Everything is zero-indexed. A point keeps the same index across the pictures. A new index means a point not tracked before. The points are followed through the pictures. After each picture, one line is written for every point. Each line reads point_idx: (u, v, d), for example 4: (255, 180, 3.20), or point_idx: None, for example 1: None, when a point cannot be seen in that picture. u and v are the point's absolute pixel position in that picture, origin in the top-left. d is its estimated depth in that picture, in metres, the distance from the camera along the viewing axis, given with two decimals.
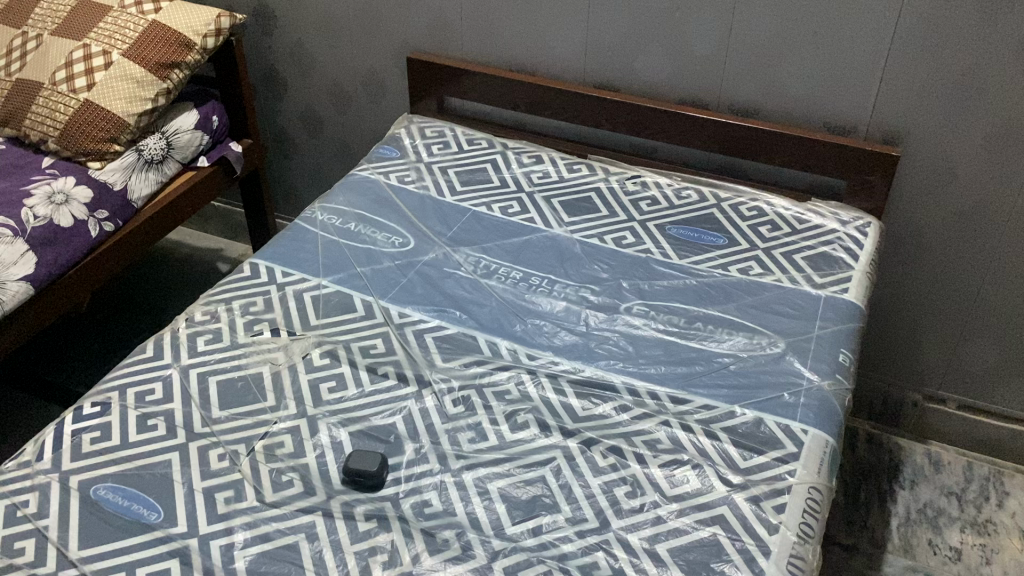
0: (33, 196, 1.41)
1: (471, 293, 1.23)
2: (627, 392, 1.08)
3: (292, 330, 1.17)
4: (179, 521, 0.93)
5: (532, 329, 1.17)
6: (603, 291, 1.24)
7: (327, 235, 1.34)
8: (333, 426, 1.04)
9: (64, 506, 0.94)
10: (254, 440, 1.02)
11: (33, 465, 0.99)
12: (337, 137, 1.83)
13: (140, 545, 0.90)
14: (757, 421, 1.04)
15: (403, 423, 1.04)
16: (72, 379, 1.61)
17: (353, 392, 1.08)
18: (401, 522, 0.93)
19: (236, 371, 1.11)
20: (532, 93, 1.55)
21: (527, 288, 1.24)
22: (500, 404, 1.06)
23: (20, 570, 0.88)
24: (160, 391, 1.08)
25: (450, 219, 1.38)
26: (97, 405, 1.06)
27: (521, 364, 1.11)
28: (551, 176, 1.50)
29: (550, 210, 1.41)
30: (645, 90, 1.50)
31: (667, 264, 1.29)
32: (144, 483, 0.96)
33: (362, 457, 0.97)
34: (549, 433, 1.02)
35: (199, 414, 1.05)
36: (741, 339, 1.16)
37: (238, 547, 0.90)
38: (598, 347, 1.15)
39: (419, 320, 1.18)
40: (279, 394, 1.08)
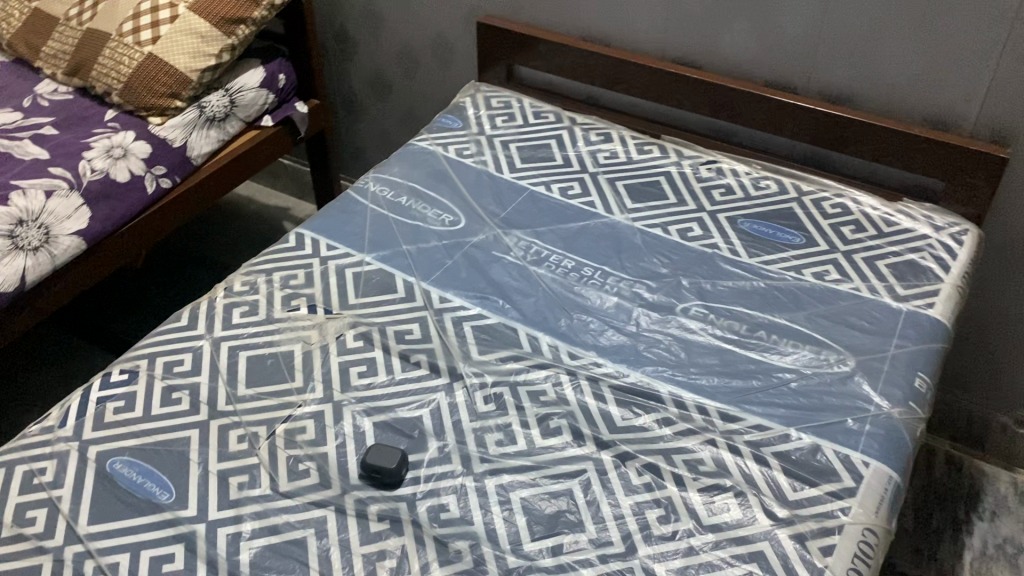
0: (92, 148, 1.40)
1: (518, 282, 1.16)
2: (673, 403, 0.99)
3: (329, 307, 1.13)
4: (190, 504, 0.90)
5: (578, 326, 1.10)
6: (660, 288, 1.15)
7: (376, 208, 1.29)
8: (358, 415, 0.99)
9: (80, 477, 0.92)
10: (275, 423, 0.99)
11: (56, 432, 0.98)
12: (405, 102, 1.77)
13: (148, 526, 0.88)
14: (813, 448, 0.94)
15: (429, 418, 0.98)
16: (132, 328, 1.62)
17: (383, 379, 1.03)
18: (415, 527, 0.88)
19: (267, 348, 1.07)
20: (606, 65, 1.45)
21: (578, 279, 1.17)
22: (534, 405, 1.00)
23: (28, 541, 0.87)
24: (189, 363, 1.05)
25: (505, 199, 1.31)
26: (125, 372, 1.04)
27: (561, 364, 1.04)
28: (619, 156, 1.40)
29: (614, 195, 1.32)
30: (728, 68, 1.39)
31: (734, 262, 1.19)
32: (160, 459, 0.94)
33: (381, 453, 0.92)
34: (582, 443, 0.95)
35: (224, 391, 1.02)
36: (807, 352, 1.06)
37: (245, 538, 0.87)
38: (647, 350, 1.07)
39: (460, 307, 1.12)
40: (308, 375, 1.04)
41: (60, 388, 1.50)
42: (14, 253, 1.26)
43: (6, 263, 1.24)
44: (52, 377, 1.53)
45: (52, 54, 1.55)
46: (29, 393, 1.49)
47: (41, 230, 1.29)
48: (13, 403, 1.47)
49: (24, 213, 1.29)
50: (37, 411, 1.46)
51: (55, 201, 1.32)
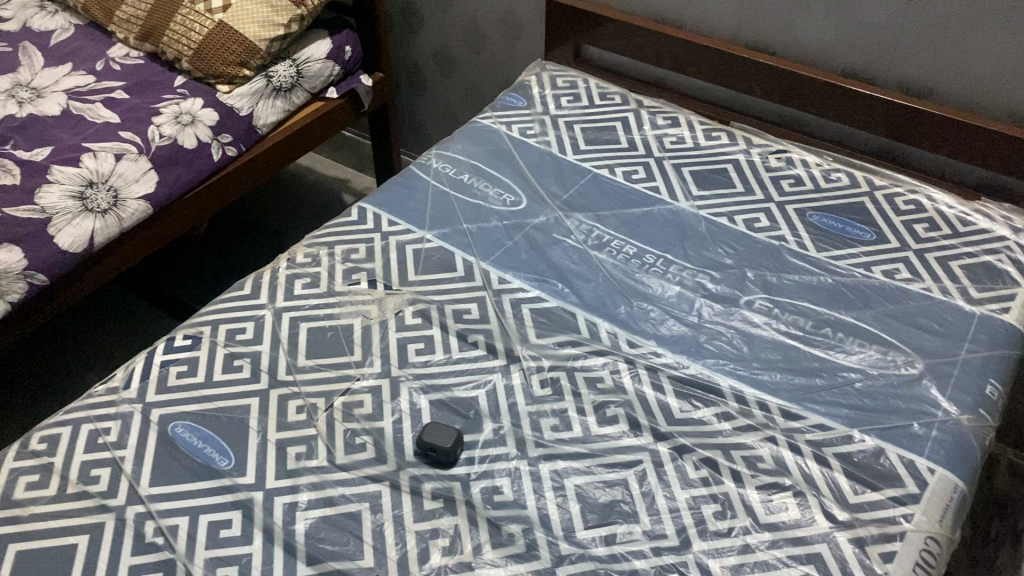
0: (161, 114, 1.42)
1: (579, 266, 1.15)
2: (733, 398, 0.98)
3: (388, 283, 1.13)
4: (248, 472, 0.91)
5: (638, 313, 1.09)
6: (724, 279, 1.13)
7: (438, 185, 1.28)
8: (415, 391, 0.99)
9: (143, 439, 0.94)
10: (333, 395, 0.99)
11: (120, 393, 0.99)
12: (469, 78, 1.76)
13: (208, 491, 0.89)
14: (877, 451, 0.92)
15: (485, 399, 0.98)
16: (194, 293, 1.65)
17: (440, 357, 1.03)
18: (468, 507, 0.88)
19: (328, 321, 1.08)
20: (677, 48, 1.42)
21: (639, 267, 1.15)
22: (591, 392, 0.99)
23: (92, 498, 0.89)
24: (251, 331, 1.06)
25: (568, 181, 1.30)
26: (189, 338, 1.06)
27: (620, 352, 1.03)
28: (686, 142, 1.38)
29: (680, 181, 1.30)
30: (805, 55, 1.35)
31: (801, 256, 1.16)
32: (221, 426, 0.96)
33: (437, 431, 0.92)
34: (639, 434, 0.94)
35: (285, 361, 1.03)
36: (873, 353, 1.03)
37: (301, 508, 0.88)
38: (708, 342, 1.05)
39: (519, 289, 1.12)
40: (366, 350, 1.04)
41: (123, 349, 1.54)
42: (84, 215, 1.28)
43: (77, 224, 1.27)
44: (117, 338, 1.56)
45: (126, 19, 1.57)
46: (94, 352, 1.53)
47: (110, 192, 1.32)
48: (79, 361, 1.52)
49: (95, 175, 1.32)
50: (101, 370, 1.50)
51: (124, 164, 1.34)
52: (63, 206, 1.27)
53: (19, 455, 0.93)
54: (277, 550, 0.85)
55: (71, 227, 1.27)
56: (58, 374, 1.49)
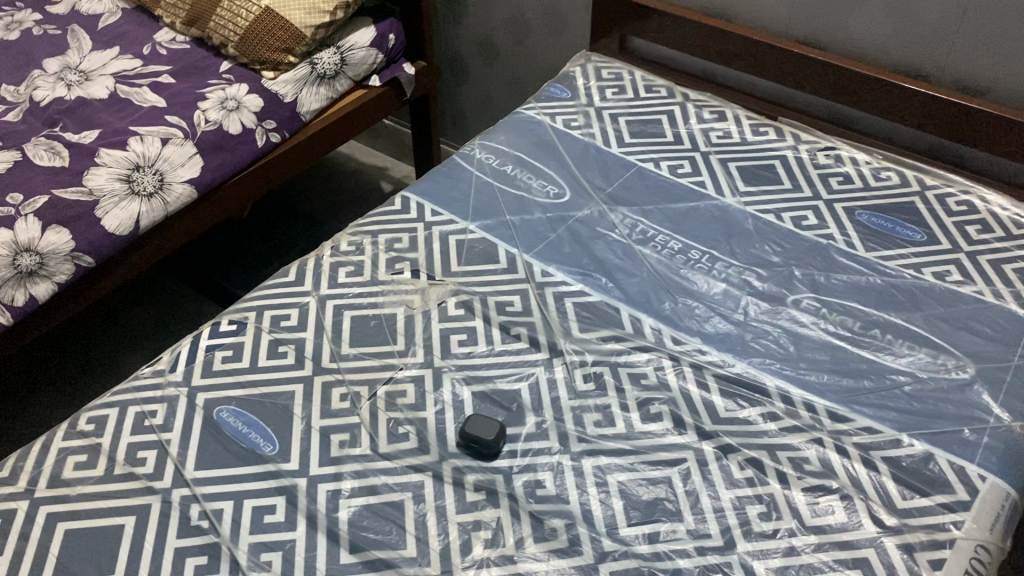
0: (207, 99, 1.43)
1: (622, 261, 1.14)
2: (779, 398, 0.97)
3: (432, 273, 1.12)
4: (293, 458, 0.92)
5: (682, 310, 1.08)
6: (771, 277, 1.12)
7: (482, 175, 1.28)
8: (458, 382, 0.99)
9: (189, 423, 0.95)
10: (377, 384, 0.99)
11: (166, 376, 1.00)
12: (512, 69, 1.75)
13: (253, 476, 0.90)
14: (926, 457, 0.91)
15: (528, 392, 0.98)
16: (235, 278, 1.66)
17: (483, 349, 1.03)
18: (510, 501, 0.88)
19: (372, 309, 1.08)
20: (726, 41, 1.40)
21: (684, 262, 1.14)
22: (635, 388, 0.98)
23: (138, 480, 0.90)
24: (295, 317, 1.07)
25: (612, 174, 1.29)
26: (234, 323, 1.06)
27: (664, 349, 1.02)
28: (732, 137, 1.36)
29: (726, 177, 1.28)
30: (858, 51, 1.33)
31: (850, 255, 1.15)
32: (265, 412, 0.96)
33: (480, 424, 0.92)
34: (683, 431, 0.94)
35: (329, 348, 1.03)
36: (923, 356, 1.01)
37: (344, 496, 0.88)
38: (754, 341, 1.04)
39: (562, 283, 1.11)
40: (409, 339, 1.04)
41: (165, 333, 1.56)
42: (131, 198, 1.30)
43: (123, 207, 1.29)
44: (159, 322, 1.58)
45: (173, 4, 1.58)
46: (137, 335, 1.55)
47: (156, 175, 1.33)
48: (121, 344, 1.53)
49: (141, 158, 1.33)
50: (142, 353, 1.51)
51: (170, 148, 1.35)
52: (110, 189, 1.28)
53: (67, 434, 0.94)
54: (321, 537, 0.85)
55: (118, 210, 1.28)
56: (101, 357, 1.51)
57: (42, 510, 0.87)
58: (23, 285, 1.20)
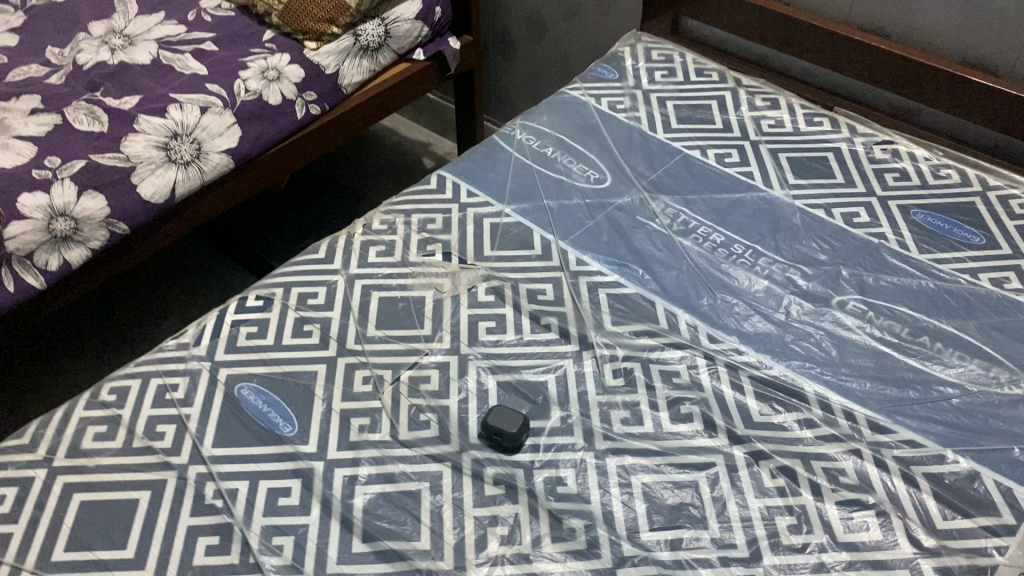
0: (248, 68, 1.41)
1: (661, 252, 1.10)
2: (818, 404, 0.93)
3: (463, 256, 1.09)
4: (311, 441, 0.90)
5: (721, 307, 1.03)
6: (816, 276, 1.07)
7: (521, 157, 1.24)
8: (483, 371, 0.96)
9: (209, 399, 0.94)
10: (401, 368, 0.97)
11: (190, 349, 0.99)
12: (559, 47, 1.71)
13: (270, 457, 0.89)
14: (971, 475, 0.86)
15: (555, 385, 0.95)
16: (271, 249, 1.65)
17: (511, 338, 1.00)
18: (530, 497, 0.85)
19: (400, 291, 1.05)
20: (783, 26, 1.34)
21: (725, 257, 1.10)
22: (666, 386, 0.94)
23: (156, 455, 0.89)
24: (323, 296, 1.05)
25: (656, 160, 1.24)
26: (261, 299, 1.05)
27: (699, 347, 0.98)
28: (785, 126, 1.30)
29: (776, 169, 1.23)
30: (923, 41, 1.26)
31: (901, 256, 1.09)
32: (287, 391, 0.95)
33: (503, 416, 0.89)
34: (714, 435, 0.90)
35: (354, 329, 1.01)
36: (974, 368, 0.96)
37: (360, 483, 0.86)
38: (795, 343, 0.99)
39: (596, 273, 1.07)
40: (436, 324, 1.02)
41: (199, 302, 1.56)
42: (167, 166, 1.29)
43: (159, 174, 1.28)
44: (194, 289, 1.58)
45: None
46: (172, 302, 1.56)
47: (193, 144, 1.32)
48: (155, 311, 1.54)
49: (179, 126, 1.32)
50: (176, 321, 1.52)
51: (209, 117, 1.34)
52: (147, 156, 1.28)
53: (88, 404, 0.93)
54: (334, 523, 0.83)
55: (154, 177, 1.27)
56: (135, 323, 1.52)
57: (59, 480, 0.87)
58: (57, 250, 1.20)
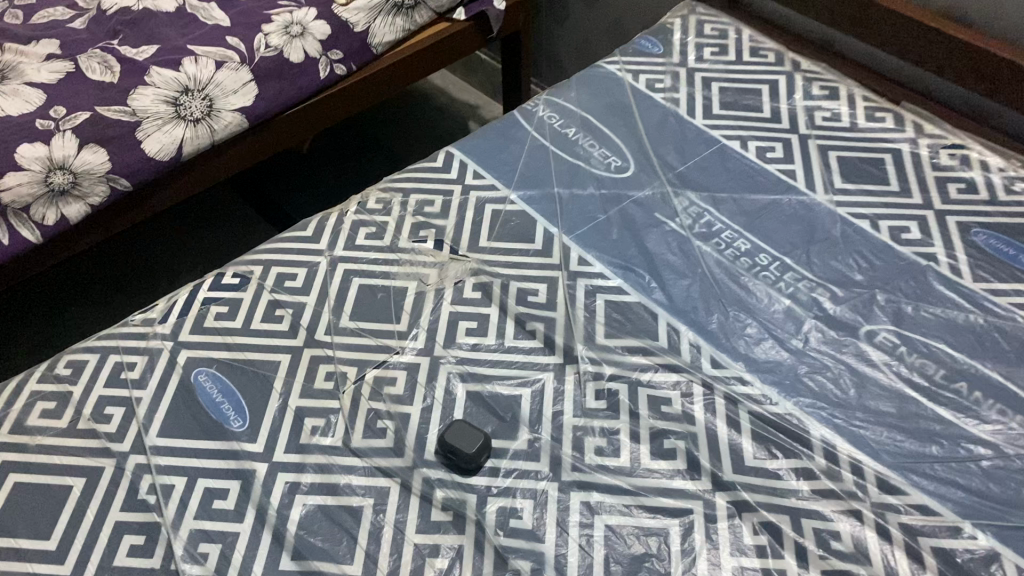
0: (272, 23, 1.34)
1: (675, 257, 0.99)
2: (823, 453, 0.81)
3: (456, 246, 1.01)
4: (258, 440, 0.84)
5: (731, 327, 0.92)
6: (847, 299, 0.94)
7: (539, 137, 1.14)
8: (453, 377, 0.88)
9: (163, 383, 0.89)
10: (367, 366, 0.90)
11: (155, 326, 0.94)
12: (613, 11, 1.57)
13: (213, 454, 0.83)
14: (989, 556, 0.73)
15: (528, 401, 0.86)
16: (298, 206, 1.60)
17: (491, 343, 0.91)
18: (478, 529, 0.77)
19: (382, 280, 0.98)
20: (851, 5, 1.19)
21: (746, 268, 0.97)
22: (652, 414, 0.85)
23: (98, 440, 0.85)
24: (300, 278, 0.98)
25: (688, 150, 1.12)
26: (237, 277, 0.99)
27: (698, 372, 0.88)
28: (841, 119, 1.15)
29: (823, 170, 1.09)
30: (1012, 30, 1.09)
31: (950, 283, 0.95)
32: (244, 380, 0.89)
33: (462, 432, 0.81)
34: (696, 478, 0.80)
35: (326, 318, 0.94)
36: (1015, 427, 0.82)
37: (301, 491, 0.80)
38: (807, 377, 0.87)
39: (597, 276, 0.97)
40: (414, 320, 0.94)
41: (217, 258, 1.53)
42: (175, 122, 1.24)
43: (166, 131, 1.23)
44: (215, 242, 1.55)
45: None
46: (191, 255, 1.53)
47: (205, 100, 1.26)
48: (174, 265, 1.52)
49: (191, 81, 1.26)
50: (195, 273, 1.49)
51: (224, 73, 1.28)
52: (155, 111, 1.23)
53: (43, 378, 0.90)
54: (265, 535, 0.78)
55: (160, 134, 1.22)
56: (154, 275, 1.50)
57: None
58: (55, 204, 1.16)
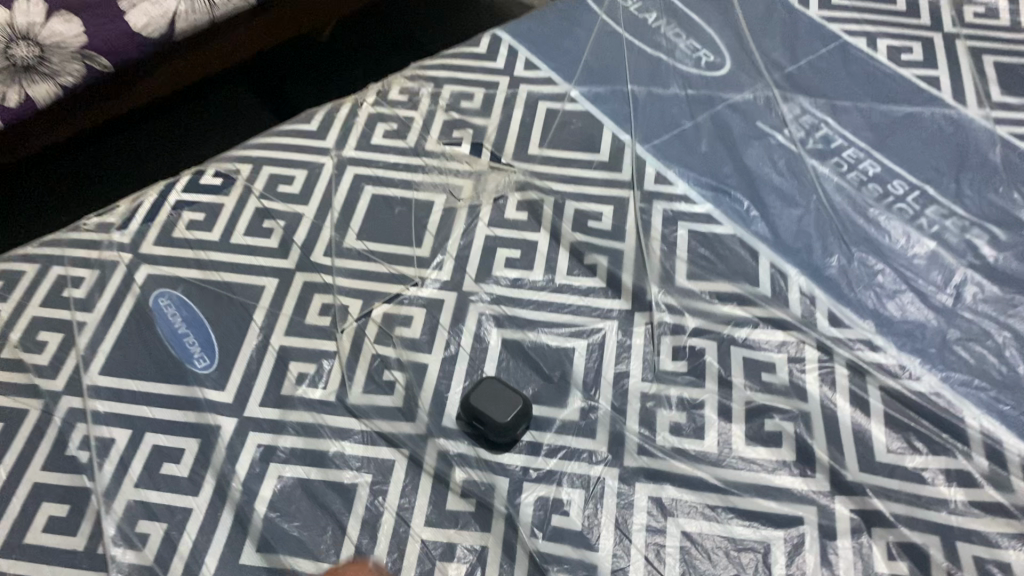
0: None
1: (781, 179, 0.76)
2: (984, 451, 0.59)
3: (498, 153, 0.79)
4: (228, 388, 0.64)
5: (856, 274, 0.69)
6: (1012, 243, 0.70)
7: (610, 21, 0.90)
8: (486, 321, 0.68)
9: (114, 306, 0.69)
10: (375, 300, 0.69)
11: (111, 234, 0.74)
12: None
13: (170, 401, 0.64)
14: None
15: (582, 358, 0.66)
16: (267, 69, 1.24)
17: (538, 279, 0.70)
18: (508, 526, 0.57)
19: (402, 190, 0.76)
20: None
21: (875, 198, 0.74)
22: (750, 384, 0.63)
23: (25, 374, 0.66)
24: (298, 182, 0.77)
25: (801, 45, 0.87)
26: (219, 176, 0.78)
27: (813, 331, 0.66)
28: (999, 16, 0.89)
29: (976, 77, 0.83)
30: None
31: None
32: (218, 309, 0.69)
33: (493, 393, 0.61)
34: (808, 475, 0.59)
35: (328, 235, 0.73)
36: None
37: (278, 459, 0.61)
38: (959, 345, 0.65)
39: (680, 198, 0.74)
40: (439, 243, 0.73)
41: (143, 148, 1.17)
42: None
43: (156, 1, 0.98)
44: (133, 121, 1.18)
45: None
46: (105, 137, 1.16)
47: None
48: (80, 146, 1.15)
49: None
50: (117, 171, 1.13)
51: None
52: None
53: None
54: (224, 515, 0.58)
55: (149, 3, 0.97)
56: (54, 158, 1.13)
57: None
58: (16, 82, 0.93)
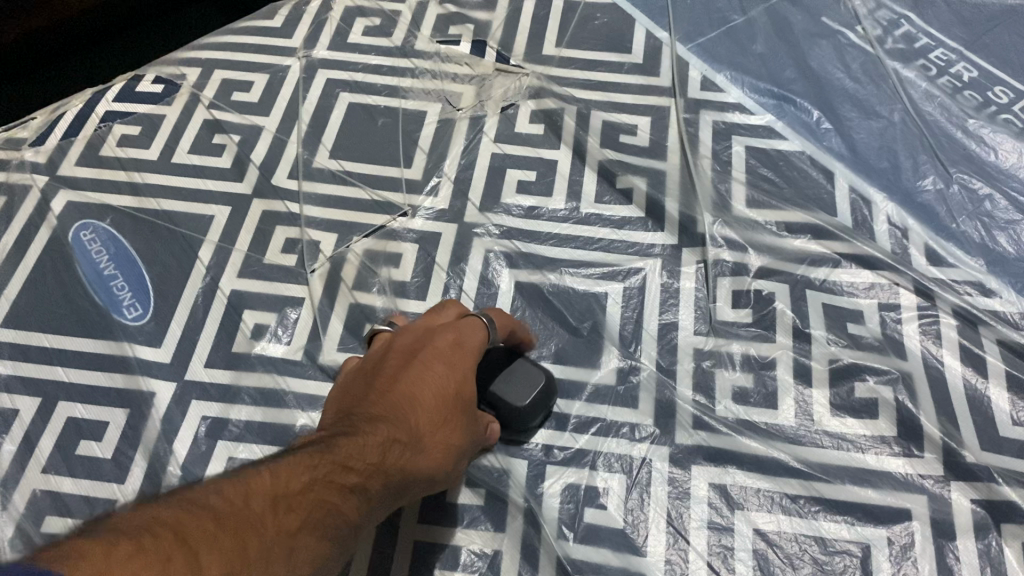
0: None
1: (858, 86, 0.60)
2: None
3: (506, 54, 0.64)
4: (166, 345, 0.50)
5: (959, 201, 0.55)
6: None
7: None
8: (495, 259, 0.54)
9: (23, 241, 0.55)
10: (353, 234, 0.55)
11: (22, 151, 0.59)
12: None
13: (90, 361, 0.50)
14: None
15: (617, 306, 0.52)
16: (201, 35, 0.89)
17: (558, 208, 0.56)
18: (529, 525, 0.44)
19: (388, 99, 0.62)
20: None
21: (974, 107, 0.58)
22: (834, 339, 0.49)
23: None
24: (257, 89, 0.62)
25: None
26: (161, 83, 0.63)
27: (909, 271, 0.52)
28: None
29: None
30: None
31: None
32: (153, 244, 0.54)
33: (520, 377, 0.45)
34: (916, 455, 0.45)
35: (294, 154, 0.59)
36: None
37: (229, 437, 0.47)
38: None
39: (732, 108, 0.60)
40: (435, 163, 0.58)
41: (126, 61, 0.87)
42: None
43: None
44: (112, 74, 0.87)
45: None
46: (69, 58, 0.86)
47: None
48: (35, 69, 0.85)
49: None
50: None
51: None
52: None
53: None
54: None
55: None
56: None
57: None
58: None
